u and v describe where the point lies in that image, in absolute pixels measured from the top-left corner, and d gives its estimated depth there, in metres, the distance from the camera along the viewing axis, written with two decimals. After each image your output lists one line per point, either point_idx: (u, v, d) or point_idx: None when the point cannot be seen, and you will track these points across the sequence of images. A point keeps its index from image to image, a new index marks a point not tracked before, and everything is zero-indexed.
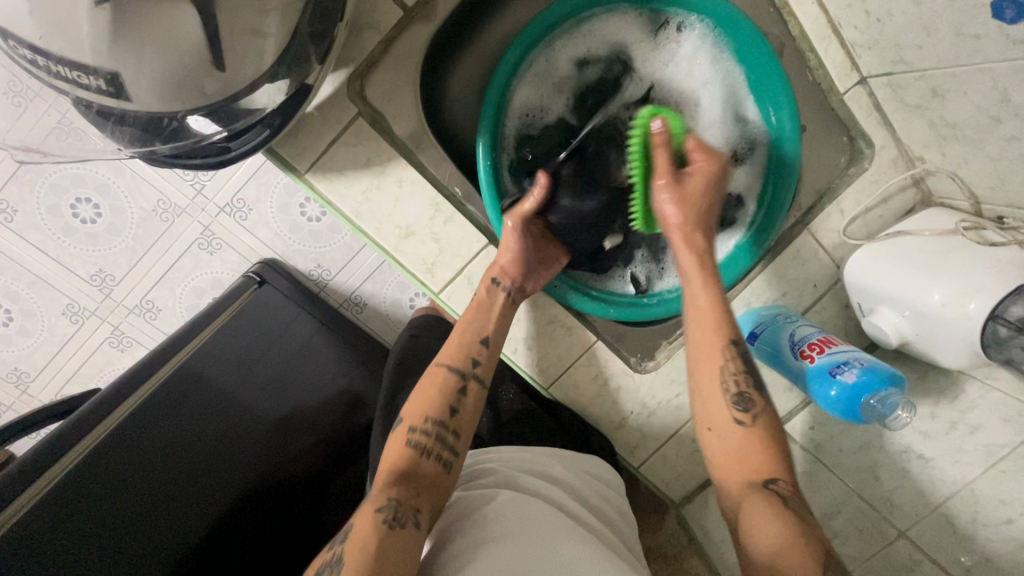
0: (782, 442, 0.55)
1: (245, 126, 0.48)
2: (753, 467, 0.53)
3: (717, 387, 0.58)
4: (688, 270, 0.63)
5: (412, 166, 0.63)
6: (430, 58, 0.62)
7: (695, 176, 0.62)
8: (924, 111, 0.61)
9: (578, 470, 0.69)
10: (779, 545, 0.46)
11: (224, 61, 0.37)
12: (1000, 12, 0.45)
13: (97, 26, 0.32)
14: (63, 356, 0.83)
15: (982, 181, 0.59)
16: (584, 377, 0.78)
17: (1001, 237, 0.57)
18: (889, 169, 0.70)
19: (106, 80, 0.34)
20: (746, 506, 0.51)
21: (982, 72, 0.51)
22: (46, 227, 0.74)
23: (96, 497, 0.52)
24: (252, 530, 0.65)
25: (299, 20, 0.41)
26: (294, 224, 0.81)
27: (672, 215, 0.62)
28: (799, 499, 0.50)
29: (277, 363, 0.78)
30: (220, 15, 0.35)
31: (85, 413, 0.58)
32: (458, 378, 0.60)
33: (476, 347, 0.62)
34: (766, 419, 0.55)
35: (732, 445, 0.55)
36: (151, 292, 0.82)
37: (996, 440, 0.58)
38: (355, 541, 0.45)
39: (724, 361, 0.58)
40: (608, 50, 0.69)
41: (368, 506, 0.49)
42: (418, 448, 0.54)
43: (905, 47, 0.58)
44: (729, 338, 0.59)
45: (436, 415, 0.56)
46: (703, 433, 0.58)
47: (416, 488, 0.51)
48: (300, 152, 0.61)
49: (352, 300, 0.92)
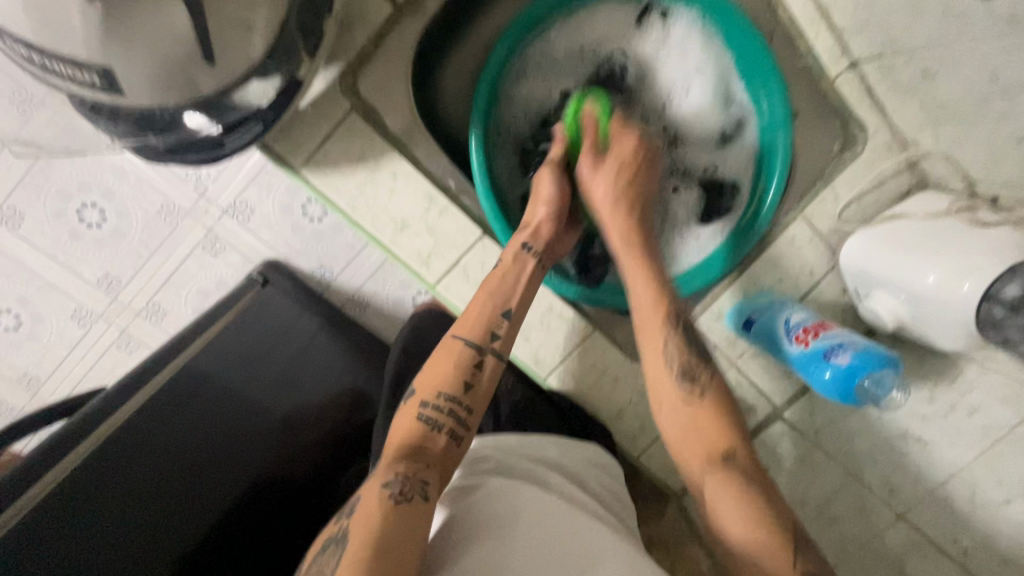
0: (734, 411, 0.56)
1: (238, 118, 0.47)
2: (709, 444, 0.54)
3: (662, 362, 0.58)
4: (618, 251, 0.63)
5: (406, 159, 0.64)
6: (420, 53, 0.62)
7: (616, 156, 0.62)
8: (916, 93, 0.61)
9: (579, 458, 0.69)
10: (755, 535, 0.48)
11: (215, 54, 0.38)
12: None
13: (89, 21, 0.33)
14: (73, 359, 0.85)
15: (976, 162, 0.59)
16: (583, 366, 0.78)
17: (994, 217, 0.57)
18: (885, 153, 0.69)
19: (99, 75, 0.35)
20: (707, 487, 0.52)
21: (971, 52, 0.51)
22: (54, 233, 0.75)
23: (108, 489, 0.54)
24: (262, 517, 0.67)
25: (287, 13, 0.41)
26: (297, 224, 0.82)
27: (599, 192, 0.62)
28: (757, 471, 0.52)
29: (283, 362, 0.80)
30: (209, 7, 0.35)
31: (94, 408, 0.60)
32: (475, 353, 0.59)
33: (496, 319, 0.62)
34: (714, 394, 0.56)
35: (684, 425, 0.56)
36: (156, 294, 0.83)
37: (994, 421, 0.58)
38: (361, 514, 0.46)
39: (665, 338, 0.58)
40: (605, 40, 0.69)
41: (376, 480, 0.50)
42: (428, 423, 0.55)
43: (894, 30, 0.58)
44: (666, 316, 0.59)
45: (450, 391, 0.57)
46: (655, 415, 0.59)
47: (426, 462, 0.52)
48: (296, 148, 0.62)
49: (355, 298, 0.92)
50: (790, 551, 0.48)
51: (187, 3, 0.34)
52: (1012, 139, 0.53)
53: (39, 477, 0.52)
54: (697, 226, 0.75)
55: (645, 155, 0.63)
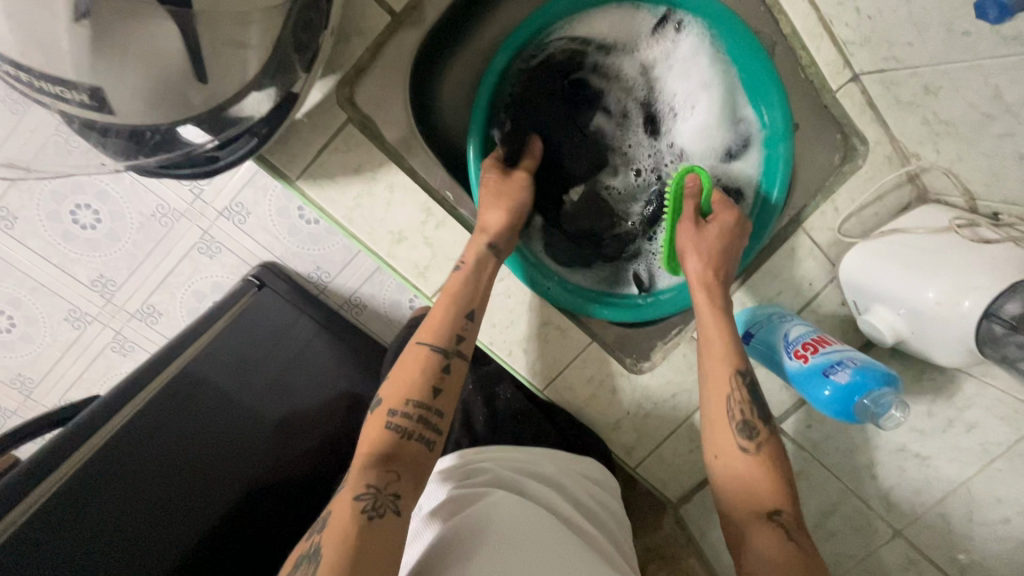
0: (787, 468, 0.56)
1: (231, 136, 0.46)
2: (759, 498, 0.54)
3: (723, 414, 0.59)
4: (698, 304, 0.63)
5: (403, 171, 0.63)
6: (418, 64, 0.61)
7: (712, 224, 0.64)
8: (918, 108, 0.61)
9: (573, 471, 0.69)
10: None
11: (208, 74, 0.37)
12: (983, 13, 0.45)
13: (76, 42, 0.31)
14: (66, 362, 0.84)
15: (977, 178, 0.59)
16: (579, 379, 0.78)
17: (995, 234, 0.57)
18: (884, 167, 0.69)
19: (88, 95, 0.34)
20: (752, 539, 0.52)
21: (974, 69, 0.50)
22: (47, 233, 0.74)
23: (103, 494, 0.53)
24: (256, 531, 0.66)
25: (282, 30, 0.40)
26: (292, 227, 0.81)
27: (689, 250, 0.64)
28: (805, 536, 0.51)
29: (278, 367, 0.79)
30: (202, 28, 0.34)
31: (92, 413, 0.58)
32: (441, 356, 0.58)
33: (460, 321, 0.61)
34: (769, 450, 0.56)
35: (738, 473, 0.56)
36: (151, 297, 0.83)
37: (992, 439, 0.58)
38: (332, 533, 0.44)
39: (729, 391, 0.59)
40: (610, 50, 0.68)
41: (346, 494, 0.48)
42: (397, 431, 0.52)
43: (896, 45, 0.57)
44: (733, 372, 0.59)
45: (418, 397, 0.55)
46: (710, 461, 0.59)
47: (398, 473, 0.50)
48: (291, 159, 0.60)
49: (351, 301, 0.92)
50: None
51: (179, 24, 0.33)
52: (1014, 157, 0.52)
53: (41, 479, 0.51)
54: None
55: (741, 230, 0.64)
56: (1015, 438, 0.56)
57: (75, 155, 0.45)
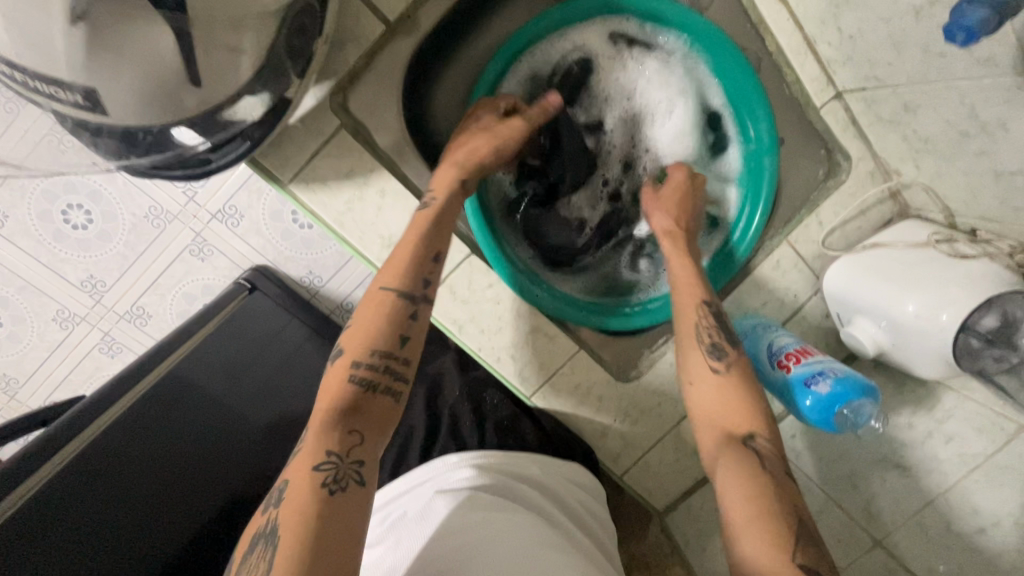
0: (760, 391, 0.55)
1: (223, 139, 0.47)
2: (729, 421, 0.53)
3: (694, 342, 0.59)
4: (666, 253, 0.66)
5: (394, 177, 0.63)
6: (412, 71, 0.62)
7: (669, 187, 0.68)
8: (897, 125, 0.62)
9: (559, 476, 0.69)
10: (746, 511, 0.46)
11: (202, 78, 0.37)
12: (950, 37, 0.42)
13: (73, 43, 0.32)
14: (53, 362, 0.84)
15: (956, 195, 0.61)
16: (566, 386, 0.76)
17: (973, 249, 0.58)
18: (867, 182, 0.71)
19: (83, 95, 0.34)
20: (721, 465, 0.50)
21: (951, 89, 0.52)
22: (37, 232, 0.73)
23: (88, 494, 0.52)
24: (236, 537, 0.66)
25: (275, 37, 0.40)
26: (286, 231, 0.82)
27: (650, 209, 0.67)
28: (777, 456, 0.50)
29: (267, 369, 0.81)
30: (196, 33, 0.35)
31: (71, 418, 0.57)
32: (407, 301, 0.52)
33: (425, 263, 0.55)
34: (738, 373, 0.56)
35: (710, 400, 0.55)
36: (141, 298, 0.83)
37: (969, 450, 0.60)
38: (289, 509, 0.41)
39: (697, 321, 0.60)
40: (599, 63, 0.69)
41: (304, 462, 0.43)
42: (361, 384, 0.47)
43: (877, 65, 0.58)
44: (701, 308, 0.60)
45: (384, 346, 0.49)
46: (686, 389, 0.59)
47: (362, 434, 0.46)
48: (283, 162, 0.60)
49: (343, 306, 0.93)
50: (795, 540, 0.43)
51: (175, 28, 0.34)
52: (990, 173, 0.54)
53: (27, 475, 0.50)
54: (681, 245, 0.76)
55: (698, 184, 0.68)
56: (991, 449, 0.57)
57: (68, 156, 0.45)
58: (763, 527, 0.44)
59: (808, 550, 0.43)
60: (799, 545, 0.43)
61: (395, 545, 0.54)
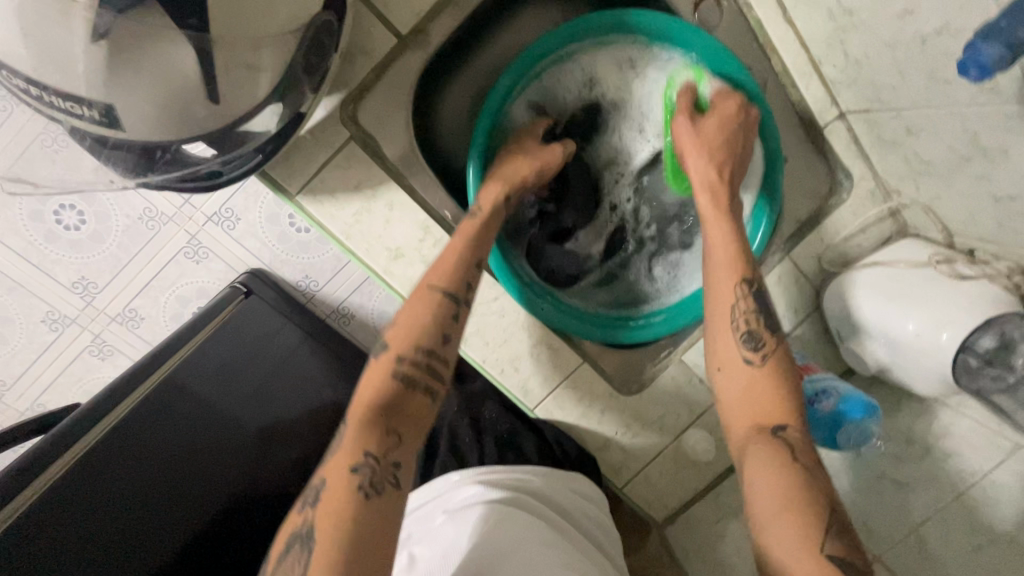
0: (796, 385, 0.52)
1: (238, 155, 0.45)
2: (763, 411, 0.50)
3: (729, 326, 0.56)
4: (704, 210, 0.61)
5: (403, 189, 0.63)
6: (421, 83, 0.62)
7: (711, 118, 0.60)
8: (899, 147, 0.63)
9: (564, 488, 0.69)
10: (777, 502, 0.43)
11: (220, 95, 0.37)
12: (964, 71, 0.42)
13: (93, 60, 0.32)
14: (42, 364, 0.81)
15: (955, 216, 0.62)
16: (569, 398, 0.77)
17: (971, 270, 0.60)
18: (868, 201, 0.72)
19: (100, 112, 0.34)
20: (749, 451, 0.48)
21: (955, 115, 0.53)
22: (27, 232, 0.71)
23: (84, 500, 0.51)
24: (232, 545, 0.65)
25: (294, 55, 0.40)
26: (282, 234, 0.81)
27: (687, 146, 0.61)
28: (808, 450, 0.47)
29: (264, 372, 0.77)
30: (216, 51, 0.35)
31: (68, 426, 0.55)
32: (452, 302, 0.53)
33: (469, 268, 0.56)
34: (773, 365, 0.52)
35: (741, 387, 0.53)
36: (134, 300, 0.81)
37: (967, 467, 0.61)
38: (326, 508, 0.40)
39: (735, 302, 0.56)
40: (605, 80, 0.70)
41: (342, 459, 0.43)
42: (402, 380, 0.48)
43: (882, 88, 0.59)
44: (739, 290, 0.57)
45: (426, 343, 0.50)
46: (714, 374, 0.57)
47: (399, 435, 0.45)
48: (291, 173, 0.60)
49: (340, 310, 0.92)
50: (825, 534, 0.41)
51: (197, 47, 0.34)
52: (988, 198, 0.55)
53: (28, 482, 0.50)
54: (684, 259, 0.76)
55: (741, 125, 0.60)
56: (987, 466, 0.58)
57: (79, 170, 0.44)
58: (794, 517, 0.42)
59: (840, 539, 0.41)
60: (830, 538, 0.41)
61: (413, 565, 0.55)
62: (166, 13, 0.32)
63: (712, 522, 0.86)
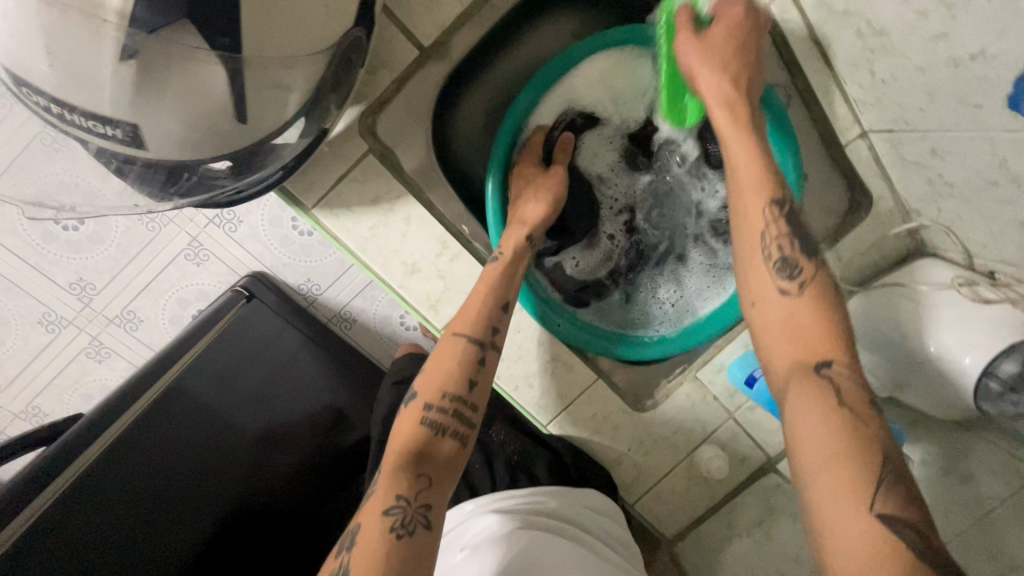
0: (842, 309, 0.45)
1: (262, 176, 0.43)
2: (805, 347, 0.44)
3: (757, 255, 0.49)
4: (720, 127, 0.52)
5: (421, 204, 0.61)
6: (440, 97, 0.61)
7: (718, 27, 0.53)
8: (923, 168, 0.63)
9: (582, 507, 0.68)
10: (822, 460, 0.40)
11: (247, 112, 0.36)
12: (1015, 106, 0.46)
13: (119, 80, 0.31)
14: (37, 366, 0.77)
15: (975, 238, 0.61)
16: (583, 414, 0.76)
17: (994, 293, 0.59)
18: (887, 221, 0.72)
19: (124, 131, 0.32)
20: (792, 394, 0.44)
21: (983, 139, 0.52)
22: (25, 231, 0.67)
23: (90, 513, 0.51)
24: (239, 551, 0.64)
25: (324, 73, 0.39)
26: (285, 237, 0.76)
27: (692, 61, 0.53)
28: (859, 388, 0.42)
29: (260, 377, 0.73)
30: (246, 71, 0.33)
31: (66, 442, 0.54)
32: (478, 348, 0.56)
33: (497, 313, 0.58)
34: (813, 295, 0.45)
35: (779, 323, 0.46)
36: (133, 302, 0.75)
37: (987, 492, 0.60)
38: (362, 549, 0.44)
39: (765, 226, 0.48)
40: (620, 91, 0.67)
41: (376, 504, 0.47)
42: (432, 427, 0.52)
43: (908, 109, 0.59)
44: (768, 216, 0.48)
45: (454, 390, 0.53)
46: (747, 309, 0.50)
47: (430, 478, 0.49)
48: (307, 187, 0.58)
49: (341, 315, 0.86)
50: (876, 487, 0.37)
51: (227, 66, 0.33)
52: (1013, 223, 0.54)
53: (32, 498, 0.48)
54: (700, 277, 0.75)
55: (751, 30, 0.52)
56: (1007, 493, 0.58)
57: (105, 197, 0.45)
58: (843, 467, 0.39)
59: (892, 494, 0.37)
60: (882, 492, 0.37)
61: None
62: (197, 30, 0.31)
63: (724, 540, 0.85)
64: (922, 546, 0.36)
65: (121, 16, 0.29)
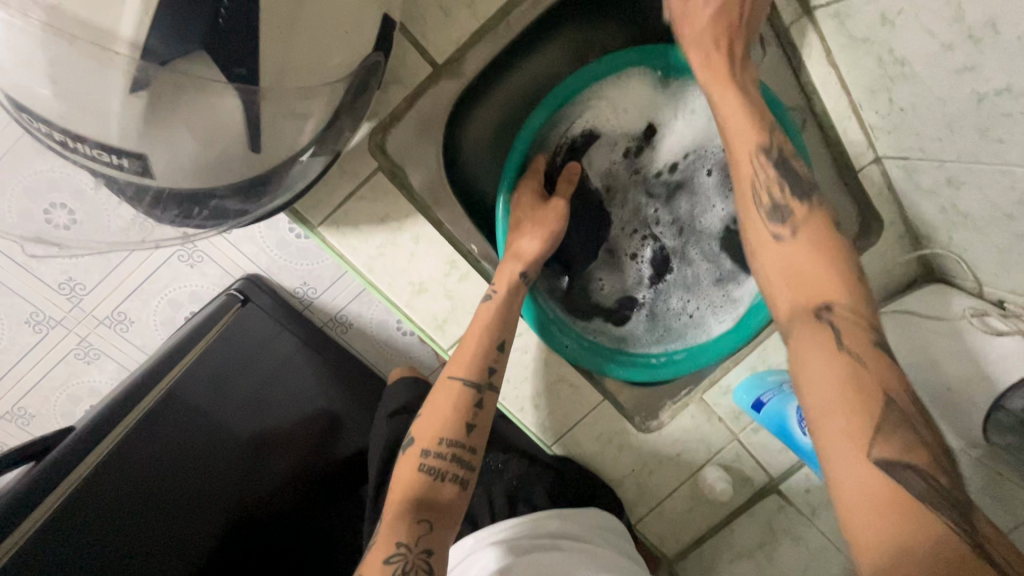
0: (841, 242, 0.44)
1: (272, 207, 0.42)
2: (809, 293, 0.42)
3: (750, 199, 0.48)
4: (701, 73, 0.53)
5: (429, 223, 0.60)
6: (451, 114, 0.60)
7: None
8: (937, 196, 0.62)
9: (596, 529, 0.68)
10: (828, 403, 0.37)
11: (261, 142, 0.34)
12: None
13: (129, 111, 0.29)
14: (22, 368, 0.73)
15: (988, 267, 0.61)
16: (587, 435, 0.75)
17: (1005, 324, 0.58)
18: (897, 247, 0.72)
19: (132, 161, 0.31)
20: (795, 336, 0.42)
21: (1002, 173, 0.51)
22: None
23: (91, 521, 0.48)
24: (235, 558, 0.62)
25: (344, 98, 0.38)
26: (282, 239, 0.72)
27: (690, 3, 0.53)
28: (860, 325, 0.39)
29: (255, 380, 0.71)
30: (263, 101, 0.32)
31: (63, 451, 0.50)
32: (476, 392, 0.57)
33: (492, 353, 0.59)
34: (808, 235, 0.44)
35: (779, 269, 0.45)
36: (126, 302, 0.72)
37: None
38: None
39: (754, 170, 0.48)
40: (627, 110, 0.65)
41: (377, 553, 0.49)
42: (431, 473, 0.53)
43: (926, 138, 0.58)
44: (755, 149, 0.49)
45: (451, 435, 0.54)
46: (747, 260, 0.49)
47: (431, 523, 0.51)
48: (314, 204, 0.56)
49: (338, 319, 0.81)
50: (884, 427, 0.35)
51: (242, 96, 0.31)
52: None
53: (36, 503, 0.45)
54: (714, 297, 0.73)
55: None
56: None
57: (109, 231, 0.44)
58: (853, 412, 0.36)
59: (893, 436, 0.35)
60: (883, 438, 0.35)
61: None
62: (212, 62, 0.30)
63: (724, 560, 0.85)
64: (931, 490, 0.33)
65: (132, 46, 0.28)
